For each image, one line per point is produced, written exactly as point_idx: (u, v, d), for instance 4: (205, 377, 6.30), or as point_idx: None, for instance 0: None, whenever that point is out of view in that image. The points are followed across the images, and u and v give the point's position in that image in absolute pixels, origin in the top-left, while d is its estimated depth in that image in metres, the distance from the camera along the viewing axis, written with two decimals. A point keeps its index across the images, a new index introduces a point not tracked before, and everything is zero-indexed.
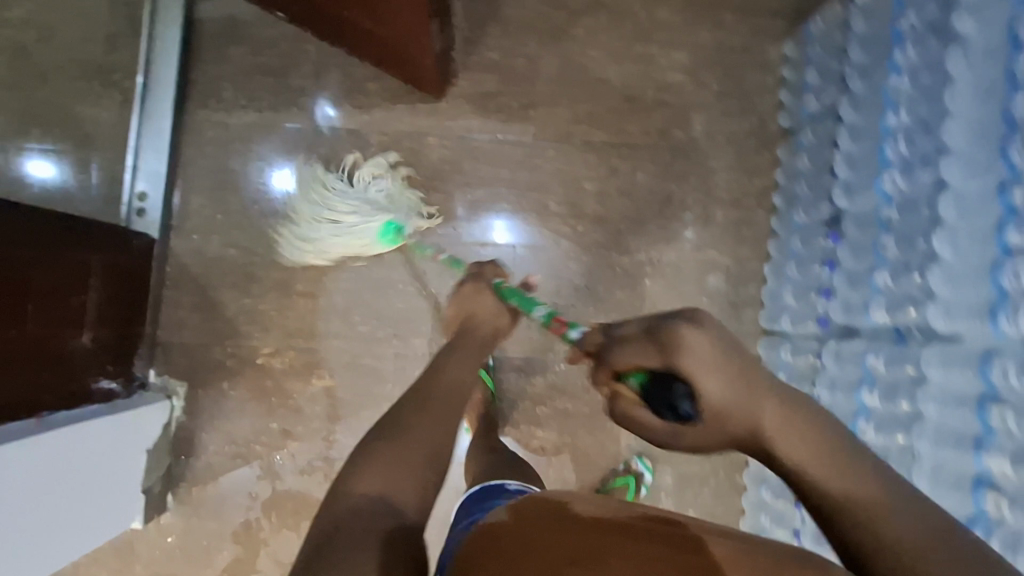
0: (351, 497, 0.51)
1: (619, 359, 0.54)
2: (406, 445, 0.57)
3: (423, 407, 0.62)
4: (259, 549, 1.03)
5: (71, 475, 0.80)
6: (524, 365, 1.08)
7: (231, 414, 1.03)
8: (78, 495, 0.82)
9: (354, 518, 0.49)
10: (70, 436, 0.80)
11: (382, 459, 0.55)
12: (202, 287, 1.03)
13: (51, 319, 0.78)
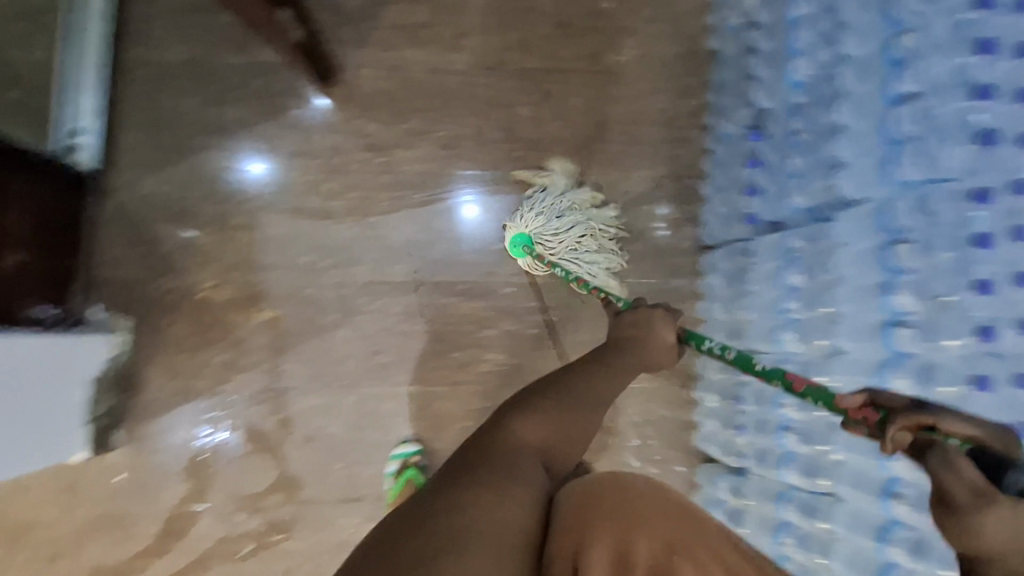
0: (524, 432, 0.60)
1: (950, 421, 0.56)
2: (566, 415, 0.65)
3: (587, 390, 0.69)
4: (209, 484, 1.03)
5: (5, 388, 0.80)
6: (467, 290, 1.08)
7: (173, 349, 1.03)
8: (14, 420, 0.83)
9: (519, 456, 0.57)
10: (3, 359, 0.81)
11: (551, 415, 0.64)
12: (138, 224, 1.04)
13: None
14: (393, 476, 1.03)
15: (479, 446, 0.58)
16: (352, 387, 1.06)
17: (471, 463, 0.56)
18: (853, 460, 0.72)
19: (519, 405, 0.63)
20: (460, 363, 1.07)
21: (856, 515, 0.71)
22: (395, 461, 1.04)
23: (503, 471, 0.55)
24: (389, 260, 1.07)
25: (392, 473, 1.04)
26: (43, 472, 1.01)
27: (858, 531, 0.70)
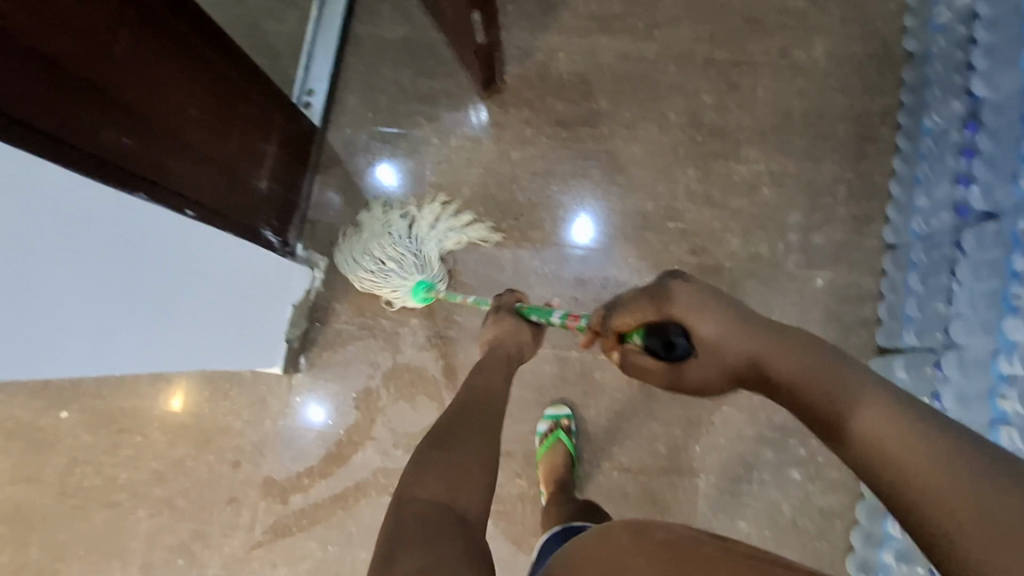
0: (420, 497, 0.48)
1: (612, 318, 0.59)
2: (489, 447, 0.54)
3: (477, 429, 0.55)
4: (375, 416, 1.10)
5: (242, 287, 0.95)
6: (638, 264, 1.10)
7: (362, 288, 1.13)
8: (234, 316, 0.95)
9: (429, 526, 0.45)
10: (233, 263, 0.92)
11: (456, 458, 0.51)
12: (348, 175, 1.17)
13: (246, 151, 0.95)
14: (542, 434, 1.05)
15: (393, 530, 0.45)
16: None
17: (399, 543, 0.43)
18: None
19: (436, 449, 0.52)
20: None
21: None
22: (545, 421, 1.06)
23: (428, 543, 0.44)
24: (563, 228, 1.12)
25: (542, 432, 1.05)
26: (240, 384, 1.13)
27: None
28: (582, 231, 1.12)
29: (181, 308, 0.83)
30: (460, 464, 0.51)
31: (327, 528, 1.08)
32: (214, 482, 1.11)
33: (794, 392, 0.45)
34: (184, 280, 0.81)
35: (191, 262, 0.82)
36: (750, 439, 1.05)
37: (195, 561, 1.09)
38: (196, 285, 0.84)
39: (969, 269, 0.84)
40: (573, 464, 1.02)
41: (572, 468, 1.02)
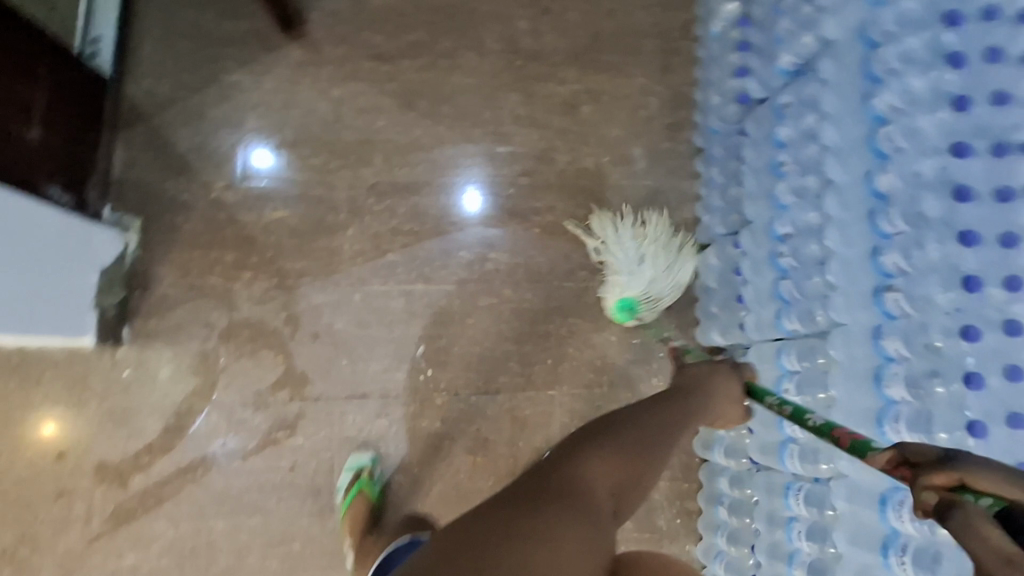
0: (584, 468, 0.58)
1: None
2: (629, 460, 0.62)
3: (635, 435, 0.65)
4: (216, 379, 1.04)
5: (23, 249, 0.85)
6: (474, 190, 1.11)
7: (185, 247, 1.06)
8: (9, 274, 0.84)
9: (589, 492, 0.56)
10: (7, 224, 0.81)
11: (612, 459, 0.61)
12: (154, 128, 1.08)
13: (4, 94, 0.83)
14: (345, 487, 1.00)
15: (553, 475, 0.57)
16: (360, 284, 1.08)
17: (552, 493, 0.54)
18: (770, 534, 0.84)
19: (594, 444, 0.62)
20: (465, 261, 1.10)
21: (772, 547, 0.84)
22: (348, 472, 1.01)
23: (583, 504, 0.54)
24: (394, 163, 1.10)
25: (345, 483, 1.01)
26: (53, 367, 1.01)
27: (776, 559, 0.82)
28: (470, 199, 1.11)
29: None
30: (620, 445, 0.63)
31: (175, 504, 1.01)
32: (37, 479, 0.99)
33: None
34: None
35: None
36: (597, 345, 1.10)
37: (25, 567, 0.98)
38: None
39: (753, 151, 0.92)
40: (377, 506, 1.01)
41: (377, 510, 1.01)
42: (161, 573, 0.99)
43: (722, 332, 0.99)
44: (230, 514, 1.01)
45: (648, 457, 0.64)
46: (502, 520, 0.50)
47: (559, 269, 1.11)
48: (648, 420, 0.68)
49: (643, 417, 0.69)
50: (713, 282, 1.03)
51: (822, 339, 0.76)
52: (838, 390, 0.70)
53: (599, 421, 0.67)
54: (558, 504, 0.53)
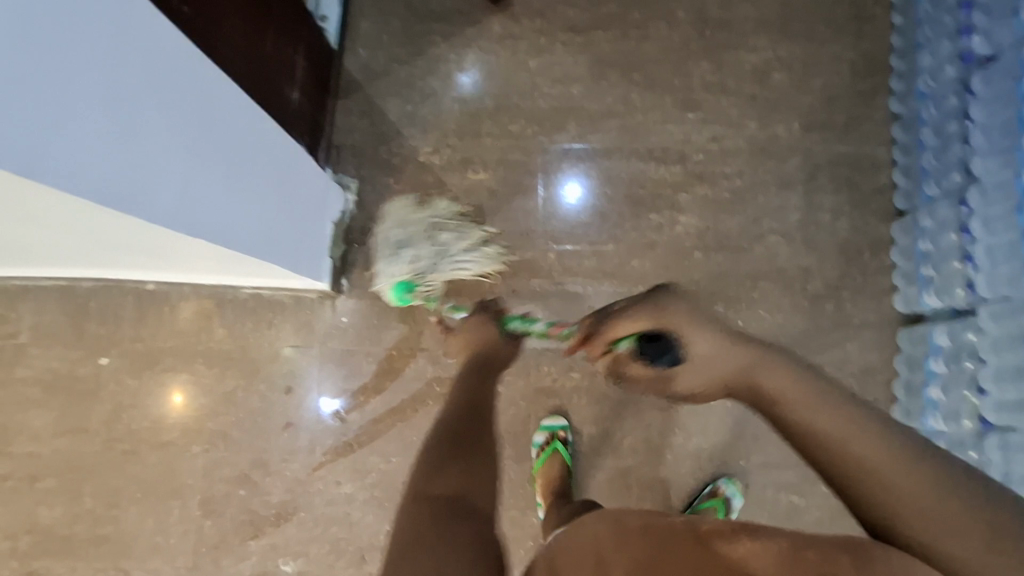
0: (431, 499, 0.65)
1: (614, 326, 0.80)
2: (463, 465, 0.70)
3: (462, 443, 0.73)
4: (423, 328, 1.12)
5: (291, 193, 0.97)
6: (662, 154, 1.14)
7: (395, 206, 1.15)
8: (282, 207, 0.95)
9: (433, 536, 0.61)
10: (284, 168, 0.94)
11: (450, 478, 0.68)
12: (370, 97, 1.18)
13: (278, 57, 0.97)
14: (539, 447, 1.05)
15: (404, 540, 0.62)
16: (555, 243, 1.13)
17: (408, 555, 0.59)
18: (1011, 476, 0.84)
19: (428, 474, 0.69)
20: (653, 223, 1.13)
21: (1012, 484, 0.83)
22: (542, 433, 1.06)
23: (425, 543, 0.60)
24: (586, 129, 1.15)
25: (539, 444, 1.06)
26: (284, 312, 1.13)
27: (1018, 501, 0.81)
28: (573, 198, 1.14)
29: (252, 209, 0.86)
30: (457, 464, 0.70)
31: (387, 442, 1.09)
32: (268, 409, 1.11)
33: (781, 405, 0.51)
34: (249, 168, 0.84)
35: (253, 157, 0.84)
36: (788, 309, 1.10)
37: (258, 490, 1.09)
38: (259, 182, 0.87)
39: (982, 108, 0.91)
40: (570, 474, 1.03)
41: (569, 478, 1.02)
42: (374, 504, 1.08)
43: (939, 296, 0.98)
44: (418, 453, 1.07)
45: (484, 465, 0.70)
46: None
47: (749, 232, 1.12)
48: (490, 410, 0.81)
49: (458, 414, 0.78)
50: (926, 244, 1.01)
51: None
52: None
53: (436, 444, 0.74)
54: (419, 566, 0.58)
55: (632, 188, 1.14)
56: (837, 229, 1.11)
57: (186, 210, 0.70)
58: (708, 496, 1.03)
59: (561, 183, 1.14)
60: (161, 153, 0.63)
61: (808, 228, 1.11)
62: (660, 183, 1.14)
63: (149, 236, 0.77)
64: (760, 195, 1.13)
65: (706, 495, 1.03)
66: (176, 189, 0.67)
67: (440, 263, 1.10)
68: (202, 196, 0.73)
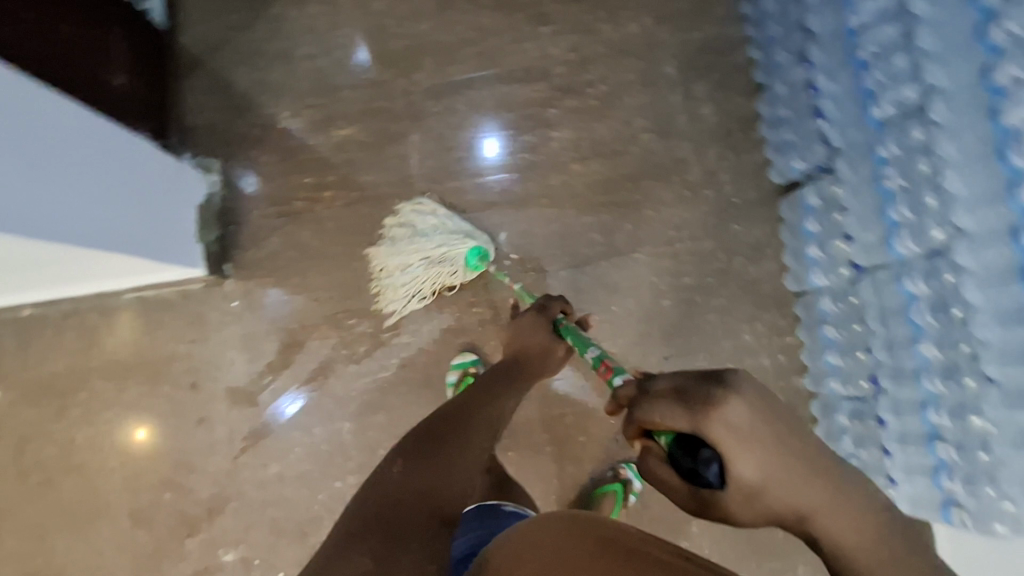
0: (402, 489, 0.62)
1: (653, 419, 0.57)
2: (451, 468, 0.67)
3: (458, 447, 0.71)
4: (318, 296, 1.10)
5: (140, 189, 0.92)
6: (524, 74, 1.12)
7: (265, 179, 1.11)
8: (129, 203, 0.90)
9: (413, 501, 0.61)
10: (127, 168, 0.89)
11: (427, 471, 0.65)
12: (215, 72, 1.12)
13: (94, 41, 0.92)
14: (454, 385, 1.05)
15: (375, 509, 0.60)
16: (434, 185, 1.11)
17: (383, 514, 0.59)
18: (884, 329, 0.87)
19: (411, 464, 0.66)
20: (528, 144, 1.12)
21: (889, 340, 0.86)
22: (454, 371, 1.06)
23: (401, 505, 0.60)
24: (444, 63, 1.13)
25: (453, 382, 1.06)
26: (172, 309, 1.09)
27: (898, 352, 0.85)
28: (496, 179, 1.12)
29: (79, 213, 0.80)
30: (442, 468, 0.66)
31: (305, 414, 1.08)
32: (179, 409, 1.08)
33: (835, 551, 0.52)
34: (74, 171, 0.78)
35: (79, 160, 0.79)
36: (672, 203, 1.11)
37: (185, 490, 1.06)
38: (87, 184, 0.81)
39: None
40: None
41: None
42: (305, 478, 1.07)
43: (804, 158, 0.99)
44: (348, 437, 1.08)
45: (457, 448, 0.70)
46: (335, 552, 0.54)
47: (621, 135, 1.12)
48: (474, 414, 0.77)
49: (461, 411, 0.77)
50: (784, 110, 1.02)
51: (922, 142, 0.74)
52: (955, 188, 0.69)
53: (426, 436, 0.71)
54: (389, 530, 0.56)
55: (501, 113, 1.12)
56: (706, 116, 1.12)
57: (14, 215, 0.68)
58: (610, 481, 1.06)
59: (483, 140, 1.12)
60: None
61: (677, 120, 1.12)
62: (528, 103, 1.12)
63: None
64: (626, 96, 1.12)
65: (608, 478, 1.07)
66: None
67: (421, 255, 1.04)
68: (11, 200, 0.67)
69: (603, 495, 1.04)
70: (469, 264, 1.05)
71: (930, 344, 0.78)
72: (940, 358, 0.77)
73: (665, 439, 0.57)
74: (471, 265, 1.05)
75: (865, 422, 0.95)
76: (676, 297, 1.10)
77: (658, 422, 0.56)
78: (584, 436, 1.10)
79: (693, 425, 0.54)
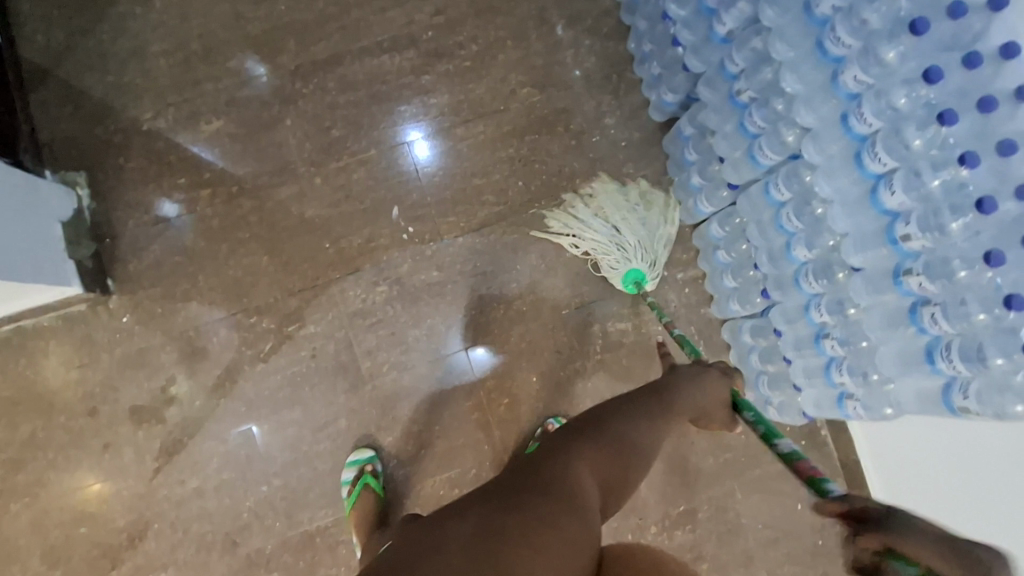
0: (575, 475, 0.61)
1: (908, 543, 0.40)
2: (617, 466, 0.65)
3: (632, 454, 0.67)
4: (214, 299, 1.05)
5: None
6: (392, 44, 1.10)
7: (136, 184, 1.06)
8: None
9: (582, 489, 0.60)
10: None
11: (597, 464, 0.64)
12: (64, 81, 1.06)
13: None
14: (349, 483, 1.01)
15: (547, 472, 0.61)
16: (317, 167, 1.08)
17: (549, 484, 0.59)
18: (763, 241, 0.88)
19: (575, 446, 0.64)
20: (408, 113, 1.10)
21: (769, 252, 0.87)
22: (350, 469, 1.02)
23: (566, 488, 0.59)
24: (307, 42, 1.09)
25: (349, 481, 1.01)
26: (55, 335, 1.03)
27: (778, 261, 0.86)
28: (422, 146, 1.10)
29: None
30: (611, 465, 0.65)
31: (216, 421, 1.04)
32: (81, 437, 1.02)
33: None
34: None
35: None
36: (560, 153, 1.12)
37: (100, 521, 1.01)
38: None
39: None
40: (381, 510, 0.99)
41: (380, 513, 0.99)
42: (227, 486, 1.03)
43: (672, 90, 1.00)
44: (272, 436, 1.04)
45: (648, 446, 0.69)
46: (510, 509, 0.56)
47: (500, 92, 1.11)
48: (650, 421, 0.71)
49: (637, 409, 0.71)
50: (647, 46, 1.03)
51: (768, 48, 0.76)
52: (794, 85, 0.70)
53: (592, 424, 0.68)
54: (558, 514, 0.56)
55: (376, 86, 1.10)
56: (580, 62, 1.12)
57: None
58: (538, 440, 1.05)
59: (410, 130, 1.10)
60: None
61: (553, 70, 1.12)
62: (402, 72, 1.10)
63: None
64: (499, 53, 1.11)
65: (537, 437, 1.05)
66: None
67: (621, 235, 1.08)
68: None
69: None
70: (625, 279, 1.08)
71: (800, 246, 0.78)
72: (811, 258, 0.78)
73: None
74: (627, 282, 1.08)
75: (767, 338, 0.95)
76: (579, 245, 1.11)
77: (912, 548, 0.39)
78: (508, 398, 1.08)
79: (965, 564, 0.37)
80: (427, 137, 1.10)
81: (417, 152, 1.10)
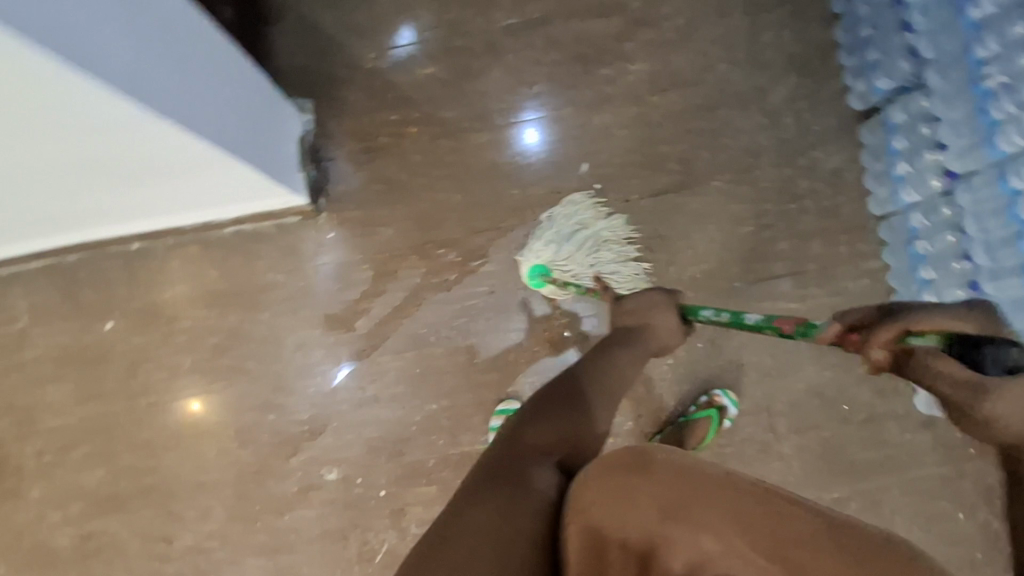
0: (527, 446, 0.64)
1: (926, 322, 0.61)
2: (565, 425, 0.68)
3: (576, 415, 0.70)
4: (407, 227, 1.14)
5: (255, 109, 0.95)
6: (600, 10, 1.15)
7: (353, 115, 1.16)
8: (250, 122, 0.93)
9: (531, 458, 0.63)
10: (242, 83, 0.92)
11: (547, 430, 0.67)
12: (304, 16, 1.17)
13: None
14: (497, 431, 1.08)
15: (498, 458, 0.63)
16: (516, 117, 1.15)
17: (504, 465, 0.62)
18: (981, 233, 0.87)
19: (526, 421, 0.68)
20: (607, 76, 1.15)
21: (987, 243, 0.86)
22: (497, 417, 1.08)
23: (517, 461, 0.62)
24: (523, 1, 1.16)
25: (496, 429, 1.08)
26: (269, 241, 1.14)
27: (998, 253, 0.85)
28: (532, 131, 1.15)
29: (219, 118, 0.83)
30: (558, 429, 0.67)
31: (397, 339, 1.13)
32: (278, 333, 1.13)
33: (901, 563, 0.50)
34: (205, 74, 0.81)
35: (209, 67, 0.82)
36: (751, 131, 1.13)
37: (286, 411, 1.12)
38: (219, 93, 0.84)
39: None
40: None
41: None
42: (399, 398, 1.12)
43: (889, 76, 1.01)
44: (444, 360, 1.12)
45: (584, 414, 0.71)
46: (464, 501, 0.58)
47: (699, 66, 1.14)
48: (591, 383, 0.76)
49: (577, 378, 0.76)
50: (866, 31, 1.04)
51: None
52: None
53: (539, 401, 0.72)
54: (503, 487, 0.59)
55: (580, 47, 1.15)
56: (783, 44, 1.14)
57: (170, 104, 0.70)
58: (704, 406, 1.05)
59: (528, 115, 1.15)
60: (110, 29, 0.59)
61: (754, 50, 1.14)
62: (606, 37, 1.15)
63: (107, 146, 0.72)
64: (703, 29, 1.14)
65: (701, 404, 1.06)
66: (131, 64, 0.63)
67: (595, 268, 1.05)
68: (164, 89, 0.69)
69: (696, 420, 1.04)
70: (531, 274, 1.06)
71: None
72: None
73: (935, 342, 0.62)
74: (531, 277, 1.06)
75: None
76: (758, 222, 1.12)
77: (924, 324, 0.61)
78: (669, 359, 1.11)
79: (963, 320, 0.60)
80: (537, 124, 1.15)
81: (526, 137, 1.15)
